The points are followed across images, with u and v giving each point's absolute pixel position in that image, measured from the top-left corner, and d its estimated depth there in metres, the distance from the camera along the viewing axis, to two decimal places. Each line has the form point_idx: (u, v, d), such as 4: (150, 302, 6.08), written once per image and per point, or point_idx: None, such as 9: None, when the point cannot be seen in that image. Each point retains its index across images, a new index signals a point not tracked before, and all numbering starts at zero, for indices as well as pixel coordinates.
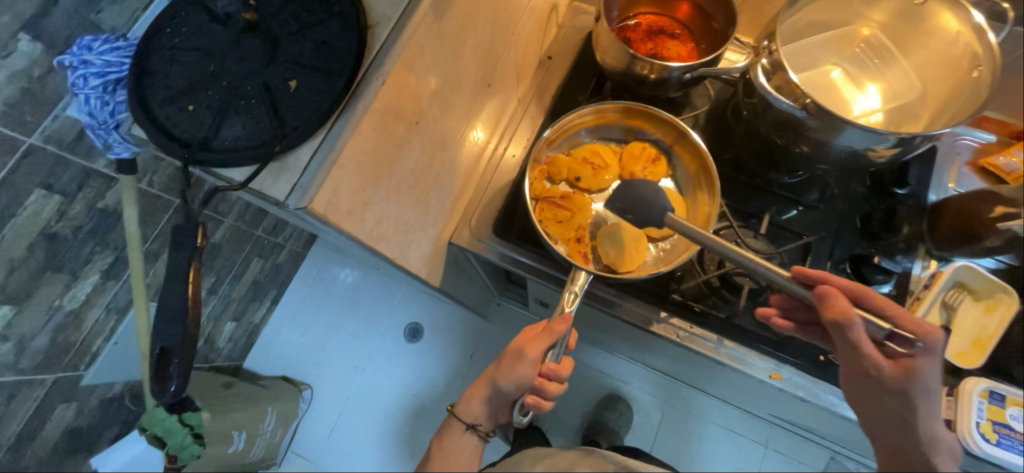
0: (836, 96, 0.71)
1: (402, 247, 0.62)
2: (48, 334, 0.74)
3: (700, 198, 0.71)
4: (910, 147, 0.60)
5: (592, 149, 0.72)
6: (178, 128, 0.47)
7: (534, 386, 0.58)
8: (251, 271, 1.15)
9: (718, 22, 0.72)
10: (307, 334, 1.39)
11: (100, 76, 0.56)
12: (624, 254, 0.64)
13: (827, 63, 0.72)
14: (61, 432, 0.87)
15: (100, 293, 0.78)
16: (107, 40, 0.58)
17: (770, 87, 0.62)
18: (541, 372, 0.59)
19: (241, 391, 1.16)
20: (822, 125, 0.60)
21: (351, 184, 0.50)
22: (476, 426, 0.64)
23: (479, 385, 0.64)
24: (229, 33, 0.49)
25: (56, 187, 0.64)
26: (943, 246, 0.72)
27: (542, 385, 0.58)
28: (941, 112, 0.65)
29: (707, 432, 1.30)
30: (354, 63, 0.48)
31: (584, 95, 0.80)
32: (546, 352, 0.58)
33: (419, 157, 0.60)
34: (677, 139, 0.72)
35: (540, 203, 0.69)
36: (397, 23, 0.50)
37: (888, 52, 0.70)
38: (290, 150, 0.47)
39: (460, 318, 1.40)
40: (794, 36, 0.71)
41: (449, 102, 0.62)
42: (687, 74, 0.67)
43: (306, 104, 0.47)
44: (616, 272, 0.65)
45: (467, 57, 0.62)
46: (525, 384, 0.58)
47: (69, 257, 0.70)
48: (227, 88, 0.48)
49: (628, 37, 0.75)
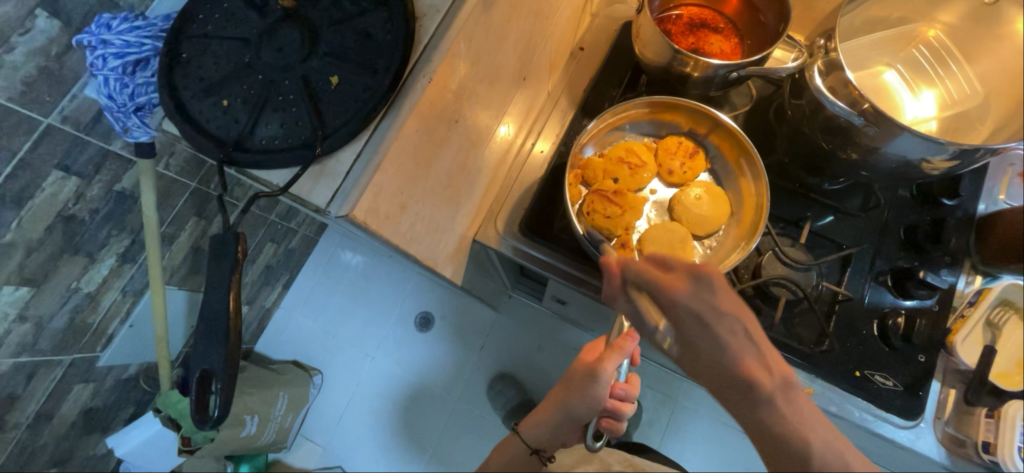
0: (887, 98, 0.66)
1: (431, 247, 0.60)
2: (65, 316, 0.73)
3: (745, 185, 0.68)
4: (969, 160, 0.56)
5: (627, 147, 0.69)
6: (212, 124, 0.45)
7: (609, 409, 0.60)
8: (264, 256, 1.13)
9: (767, 17, 0.68)
10: (319, 320, 1.39)
11: (119, 57, 0.54)
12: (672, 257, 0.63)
13: (879, 64, 0.68)
14: (78, 411, 0.87)
15: (117, 276, 0.76)
16: (127, 19, 0.55)
17: (824, 88, 0.59)
18: (611, 393, 0.61)
19: (254, 375, 1.15)
20: (880, 133, 0.57)
21: (391, 187, 0.48)
22: (541, 451, 0.73)
23: (547, 409, 0.70)
24: (263, 21, 0.46)
25: (73, 169, 0.62)
26: (988, 261, 0.69)
27: (616, 408, 0.60)
28: (1002, 126, 0.62)
29: (715, 432, 1.29)
30: (399, 60, 0.46)
31: (618, 89, 0.76)
32: (615, 373, 0.58)
33: (454, 156, 0.58)
34: (713, 129, 0.69)
35: (590, 197, 0.66)
36: (445, 16, 0.48)
37: (950, 55, 0.66)
38: (331, 153, 0.45)
39: (473, 309, 1.39)
40: (851, 32, 0.67)
41: (485, 95, 0.59)
42: (733, 73, 0.63)
43: (348, 103, 0.45)
44: None
45: (507, 49, 0.59)
46: (597, 406, 0.61)
47: (86, 239, 0.68)
48: (264, 82, 0.45)
49: (669, 29, 0.71)
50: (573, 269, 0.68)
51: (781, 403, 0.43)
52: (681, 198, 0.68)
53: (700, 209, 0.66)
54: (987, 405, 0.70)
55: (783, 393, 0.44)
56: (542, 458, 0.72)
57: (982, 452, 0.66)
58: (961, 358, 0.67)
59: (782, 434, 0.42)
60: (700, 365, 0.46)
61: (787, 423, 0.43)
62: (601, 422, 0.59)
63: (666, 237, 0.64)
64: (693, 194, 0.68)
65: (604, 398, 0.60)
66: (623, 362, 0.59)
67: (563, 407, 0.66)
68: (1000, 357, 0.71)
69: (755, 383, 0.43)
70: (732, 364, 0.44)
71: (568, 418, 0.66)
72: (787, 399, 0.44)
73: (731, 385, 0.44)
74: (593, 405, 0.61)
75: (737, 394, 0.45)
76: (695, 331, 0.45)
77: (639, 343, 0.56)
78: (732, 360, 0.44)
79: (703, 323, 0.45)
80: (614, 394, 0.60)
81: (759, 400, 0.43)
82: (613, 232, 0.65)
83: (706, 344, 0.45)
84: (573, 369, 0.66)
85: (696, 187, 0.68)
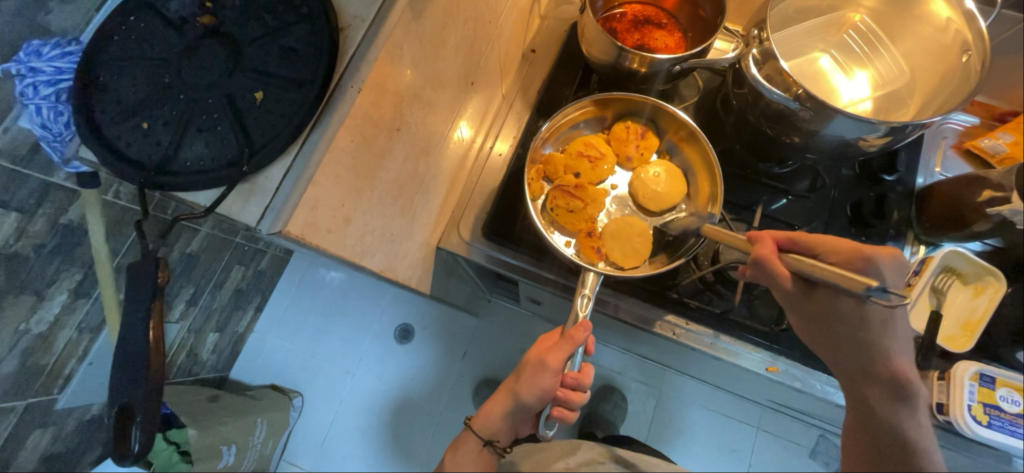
0: (824, 84, 0.70)
1: (389, 257, 0.60)
2: (16, 359, 0.69)
3: (697, 160, 0.70)
4: (901, 135, 0.58)
5: (585, 141, 0.70)
6: (132, 148, 0.43)
7: (559, 397, 0.61)
8: (232, 280, 1.09)
9: (705, 11, 0.70)
10: (295, 341, 1.35)
11: (50, 85, 0.52)
12: (631, 249, 0.65)
13: (815, 50, 0.72)
14: (38, 459, 0.82)
15: (70, 313, 0.72)
16: (58, 44, 0.53)
17: (760, 77, 0.61)
18: (562, 382, 0.61)
19: (228, 404, 1.11)
20: (815, 116, 0.59)
21: (332, 200, 0.47)
22: (494, 442, 0.67)
23: (499, 399, 0.68)
24: (184, 40, 0.45)
25: (12, 204, 0.58)
26: (930, 230, 0.71)
27: (567, 397, 0.60)
28: (929, 100, 0.65)
29: (698, 417, 1.31)
30: (324, 71, 0.46)
31: (570, 88, 0.77)
32: (566, 362, 0.60)
33: (402, 165, 0.57)
34: (657, 110, 0.70)
35: (552, 192, 0.67)
36: (372, 24, 0.48)
37: (876, 37, 0.69)
38: (260, 170, 0.44)
39: (451, 317, 1.38)
40: (783, 23, 0.71)
41: (431, 101, 0.59)
42: (677, 66, 0.65)
43: (275, 118, 0.45)
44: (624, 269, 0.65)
45: (449, 54, 0.59)
46: (548, 395, 0.61)
47: (33, 277, 0.64)
48: (185, 102, 0.44)
49: (614, 27, 0.73)
50: (540, 270, 0.69)
51: (908, 410, 0.54)
52: (639, 176, 0.69)
53: (659, 187, 0.68)
54: (939, 367, 0.73)
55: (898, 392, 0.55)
56: (496, 449, 0.67)
57: (937, 414, 0.70)
58: None
59: (904, 435, 0.54)
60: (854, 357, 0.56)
61: (906, 427, 0.54)
62: (552, 411, 0.60)
63: (626, 230, 0.66)
64: (652, 172, 0.69)
65: (553, 386, 0.60)
66: (577, 353, 0.59)
67: (513, 396, 0.64)
68: (946, 320, 0.72)
69: (907, 385, 0.54)
70: (888, 362, 0.55)
71: (518, 408, 0.64)
72: (895, 397, 0.55)
73: (882, 385, 0.55)
74: (545, 395, 0.61)
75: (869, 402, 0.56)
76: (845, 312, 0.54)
77: (591, 332, 0.58)
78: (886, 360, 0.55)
79: (862, 334, 0.55)
80: (566, 384, 0.61)
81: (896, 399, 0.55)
82: (577, 225, 0.66)
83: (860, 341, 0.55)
84: (525, 358, 0.65)
85: (652, 166, 0.70)
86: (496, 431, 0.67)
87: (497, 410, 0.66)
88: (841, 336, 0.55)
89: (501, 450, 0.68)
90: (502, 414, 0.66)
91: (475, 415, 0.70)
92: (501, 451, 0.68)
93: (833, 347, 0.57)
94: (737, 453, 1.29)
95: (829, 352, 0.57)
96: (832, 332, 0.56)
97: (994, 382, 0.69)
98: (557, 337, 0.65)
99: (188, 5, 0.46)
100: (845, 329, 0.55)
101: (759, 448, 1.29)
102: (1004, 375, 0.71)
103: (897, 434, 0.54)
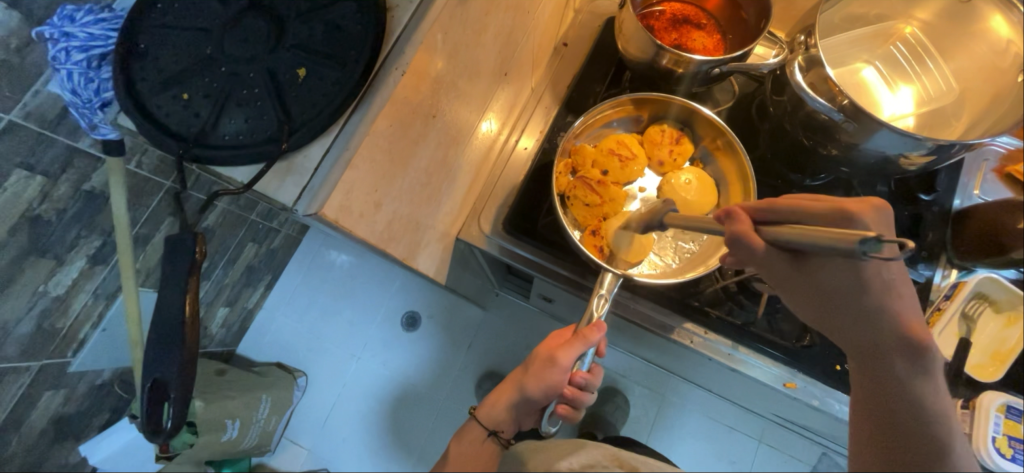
0: (865, 95, 0.68)
1: (411, 247, 0.59)
2: (33, 320, 0.69)
3: (731, 171, 0.68)
4: (946, 155, 0.56)
5: (618, 139, 0.69)
6: (172, 119, 0.43)
7: (566, 395, 0.61)
8: (245, 257, 1.09)
9: (748, 13, 0.68)
10: (303, 321, 1.36)
11: (83, 51, 0.51)
12: (635, 244, 0.63)
13: (859, 61, 0.69)
14: (49, 419, 0.83)
15: (87, 279, 0.72)
16: (91, 10, 0.53)
17: (804, 83, 0.58)
18: (571, 380, 0.61)
19: (235, 378, 1.12)
20: (859, 129, 0.57)
21: (365, 185, 0.46)
22: (498, 433, 0.67)
23: (504, 390, 0.68)
24: (226, 11, 0.44)
25: (39, 168, 0.58)
26: (963, 255, 0.69)
27: (573, 396, 0.61)
28: (978, 121, 0.62)
29: (699, 426, 1.30)
30: (369, 52, 0.45)
31: (602, 85, 0.76)
32: (576, 361, 0.59)
33: (433, 153, 0.57)
34: (695, 115, 0.68)
35: (573, 183, 0.66)
36: (416, 8, 0.47)
37: (927, 52, 0.67)
38: (299, 149, 0.44)
39: (460, 308, 1.38)
40: (829, 30, 0.68)
41: (465, 90, 0.58)
42: (717, 68, 0.63)
43: (316, 96, 0.44)
44: (624, 266, 0.64)
45: (486, 43, 0.57)
46: (554, 391, 0.60)
47: (54, 240, 0.64)
48: (227, 75, 0.43)
49: (653, 25, 0.71)
50: (560, 268, 0.68)
51: (921, 367, 0.49)
52: (669, 182, 0.68)
53: (688, 194, 0.67)
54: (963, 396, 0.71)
55: (910, 356, 0.49)
56: (500, 440, 0.66)
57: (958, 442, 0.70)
58: None
59: (920, 401, 0.49)
60: (869, 325, 0.50)
61: (920, 389, 0.49)
62: (556, 408, 0.61)
63: None
64: (683, 179, 0.68)
65: (562, 383, 0.60)
66: (588, 353, 0.59)
67: (519, 388, 0.64)
68: (976, 348, 0.69)
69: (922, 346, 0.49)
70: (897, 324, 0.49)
71: (522, 400, 0.64)
72: (909, 360, 0.49)
73: (891, 350, 0.50)
74: (551, 390, 0.61)
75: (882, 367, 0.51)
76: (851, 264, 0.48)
77: (605, 333, 0.58)
78: (895, 322, 0.49)
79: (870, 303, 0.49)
80: (574, 383, 0.61)
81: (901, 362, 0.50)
82: (592, 220, 0.66)
83: (863, 298, 0.49)
84: (533, 352, 0.65)
85: (684, 173, 0.68)
86: (499, 422, 0.67)
87: (502, 401, 0.66)
88: (840, 305, 0.50)
89: (505, 442, 0.67)
90: (506, 405, 0.66)
91: (479, 405, 0.70)
92: (505, 443, 0.67)
93: (836, 317, 0.51)
94: (737, 465, 1.28)
95: (834, 317, 0.51)
96: (820, 295, 0.50)
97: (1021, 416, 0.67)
98: (569, 334, 0.65)
99: None
100: (842, 288, 0.49)
101: (761, 461, 1.28)
102: None
103: (913, 400, 0.49)
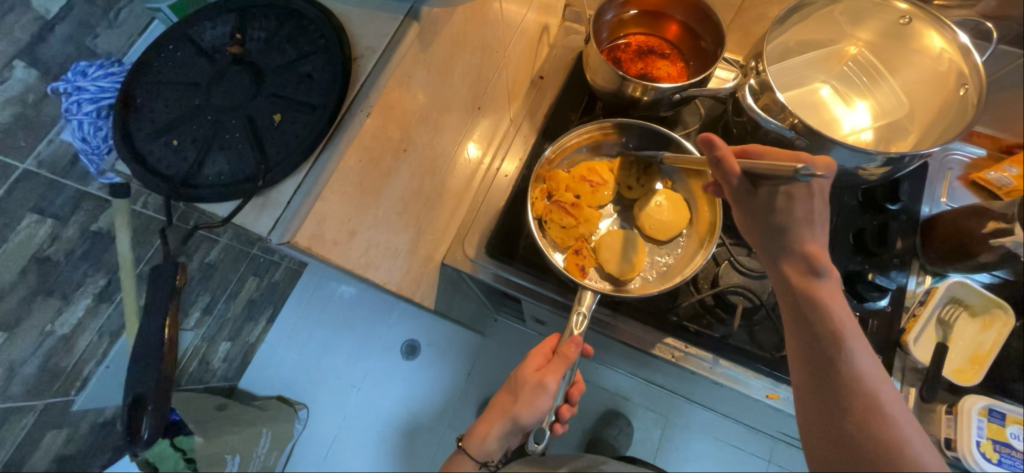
0: (824, 114, 0.71)
1: (391, 273, 0.63)
2: (38, 360, 0.72)
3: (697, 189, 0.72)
4: (899, 166, 0.60)
5: (589, 167, 0.72)
6: (161, 163, 0.47)
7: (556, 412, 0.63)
8: (246, 290, 1.12)
9: (707, 42, 0.73)
10: (304, 352, 1.37)
11: (93, 102, 0.56)
12: (628, 261, 0.67)
13: (816, 81, 0.73)
14: (50, 459, 0.84)
15: (92, 317, 0.75)
16: (102, 65, 0.58)
17: (758, 107, 0.62)
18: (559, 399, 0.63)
19: (235, 413, 1.12)
20: (811, 145, 0.60)
21: (338, 215, 0.50)
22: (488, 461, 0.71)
23: (490, 421, 0.68)
24: (213, 67, 0.50)
25: (49, 211, 0.61)
26: (935, 261, 0.71)
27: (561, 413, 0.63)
28: (929, 128, 0.66)
29: (705, 446, 1.28)
30: (336, 98, 0.49)
31: (576, 113, 0.80)
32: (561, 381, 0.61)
33: (407, 184, 0.61)
34: (662, 143, 0.71)
35: (550, 206, 0.69)
36: (382, 55, 0.51)
37: (875, 70, 0.71)
38: (274, 186, 0.48)
39: (459, 334, 1.39)
40: (783, 55, 0.73)
41: (439, 123, 0.63)
42: (676, 94, 0.67)
43: (290, 138, 0.48)
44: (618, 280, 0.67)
45: (456, 82, 0.62)
46: (535, 411, 0.62)
47: (61, 281, 0.67)
48: (212, 122, 0.48)
49: (619, 56, 0.76)
50: (541, 288, 0.70)
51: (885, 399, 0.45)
52: (642, 206, 0.71)
53: (661, 215, 0.70)
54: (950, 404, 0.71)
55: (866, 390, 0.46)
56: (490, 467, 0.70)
57: (946, 450, 0.67)
58: (915, 358, 0.66)
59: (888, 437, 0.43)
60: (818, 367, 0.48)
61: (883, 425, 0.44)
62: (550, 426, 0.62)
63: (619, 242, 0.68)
64: (655, 201, 0.71)
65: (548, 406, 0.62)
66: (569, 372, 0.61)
67: (503, 412, 0.66)
68: (953, 353, 0.69)
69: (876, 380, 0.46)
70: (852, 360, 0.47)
71: (509, 427, 0.65)
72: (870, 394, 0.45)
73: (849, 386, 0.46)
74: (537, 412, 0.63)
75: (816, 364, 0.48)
76: (793, 210, 0.49)
77: (582, 348, 0.60)
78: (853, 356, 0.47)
79: (811, 286, 0.50)
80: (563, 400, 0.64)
81: (847, 371, 0.47)
82: (567, 241, 0.69)
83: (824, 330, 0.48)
84: (517, 379, 0.65)
85: (657, 195, 0.71)
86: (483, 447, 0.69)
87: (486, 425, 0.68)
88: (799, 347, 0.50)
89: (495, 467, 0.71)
90: (487, 426, 0.68)
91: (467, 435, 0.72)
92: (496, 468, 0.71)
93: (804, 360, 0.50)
94: None
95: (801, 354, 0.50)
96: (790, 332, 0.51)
97: (1003, 418, 0.67)
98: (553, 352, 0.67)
99: (220, 36, 0.51)
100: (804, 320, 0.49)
101: None
102: (1013, 410, 0.68)
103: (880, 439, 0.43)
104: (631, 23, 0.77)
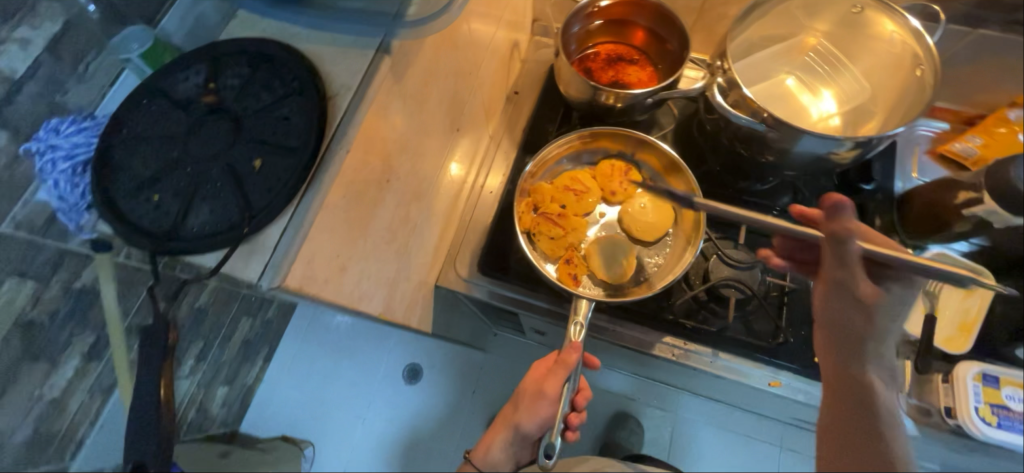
0: (794, 103, 0.74)
1: (386, 302, 0.63)
2: (28, 427, 0.69)
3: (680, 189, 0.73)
4: (869, 147, 0.61)
5: (571, 176, 0.74)
6: (144, 220, 0.47)
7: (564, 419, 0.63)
8: (240, 332, 1.10)
9: (673, 45, 0.76)
10: (304, 388, 1.35)
11: (67, 159, 0.55)
12: (617, 266, 0.68)
13: (782, 73, 0.76)
14: None
15: (81, 377, 0.71)
16: (74, 121, 0.57)
17: (727, 104, 0.65)
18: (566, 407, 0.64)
19: (238, 459, 1.09)
20: (782, 136, 0.62)
21: (328, 252, 0.50)
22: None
23: (495, 432, 0.71)
24: (189, 118, 0.50)
25: (28, 272, 0.59)
26: (917, 235, 0.73)
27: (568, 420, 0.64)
28: (893, 111, 0.68)
29: (717, 439, 1.28)
30: (314, 138, 0.48)
31: (554, 125, 0.82)
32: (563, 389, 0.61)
33: (394, 212, 0.61)
34: (640, 146, 0.74)
35: (536, 218, 0.71)
36: (357, 91, 0.51)
37: (836, 59, 0.74)
38: (258, 231, 0.47)
39: (460, 353, 1.38)
40: (748, 51, 0.75)
41: (419, 150, 0.63)
42: (649, 98, 0.69)
43: (271, 182, 0.47)
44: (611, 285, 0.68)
45: (433, 109, 0.64)
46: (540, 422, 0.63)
47: (46, 343, 0.65)
48: (192, 174, 0.48)
49: (589, 66, 0.78)
50: (535, 300, 0.70)
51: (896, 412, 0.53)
52: (628, 210, 0.72)
53: (646, 217, 0.71)
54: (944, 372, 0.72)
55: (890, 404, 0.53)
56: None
57: (946, 418, 0.68)
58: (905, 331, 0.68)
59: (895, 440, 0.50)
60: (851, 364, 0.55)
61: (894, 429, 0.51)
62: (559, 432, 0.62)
63: (608, 246, 0.69)
64: (640, 204, 0.72)
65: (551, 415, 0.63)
66: (572, 378, 0.60)
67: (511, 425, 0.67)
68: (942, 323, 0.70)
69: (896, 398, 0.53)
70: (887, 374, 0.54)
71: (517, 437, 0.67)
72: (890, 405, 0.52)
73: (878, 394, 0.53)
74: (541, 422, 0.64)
75: (859, 428, 0.51)
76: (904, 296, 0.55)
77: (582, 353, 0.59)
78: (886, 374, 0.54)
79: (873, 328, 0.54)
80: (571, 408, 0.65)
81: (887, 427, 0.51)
82: (557, 251, 0.69)
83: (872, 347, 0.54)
84: (520, 388, 0.69)
85: (640, 199, 0.73)
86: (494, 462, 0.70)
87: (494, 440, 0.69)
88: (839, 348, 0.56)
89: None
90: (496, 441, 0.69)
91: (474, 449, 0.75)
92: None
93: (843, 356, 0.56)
94: None
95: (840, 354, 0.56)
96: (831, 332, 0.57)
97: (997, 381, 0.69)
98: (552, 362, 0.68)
99: (193, 87, 0.52)
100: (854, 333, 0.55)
101: (786, 468, 1.24)
102: (1007, 373, 0.70)
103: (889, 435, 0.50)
104: (598, 33, 0.79)
